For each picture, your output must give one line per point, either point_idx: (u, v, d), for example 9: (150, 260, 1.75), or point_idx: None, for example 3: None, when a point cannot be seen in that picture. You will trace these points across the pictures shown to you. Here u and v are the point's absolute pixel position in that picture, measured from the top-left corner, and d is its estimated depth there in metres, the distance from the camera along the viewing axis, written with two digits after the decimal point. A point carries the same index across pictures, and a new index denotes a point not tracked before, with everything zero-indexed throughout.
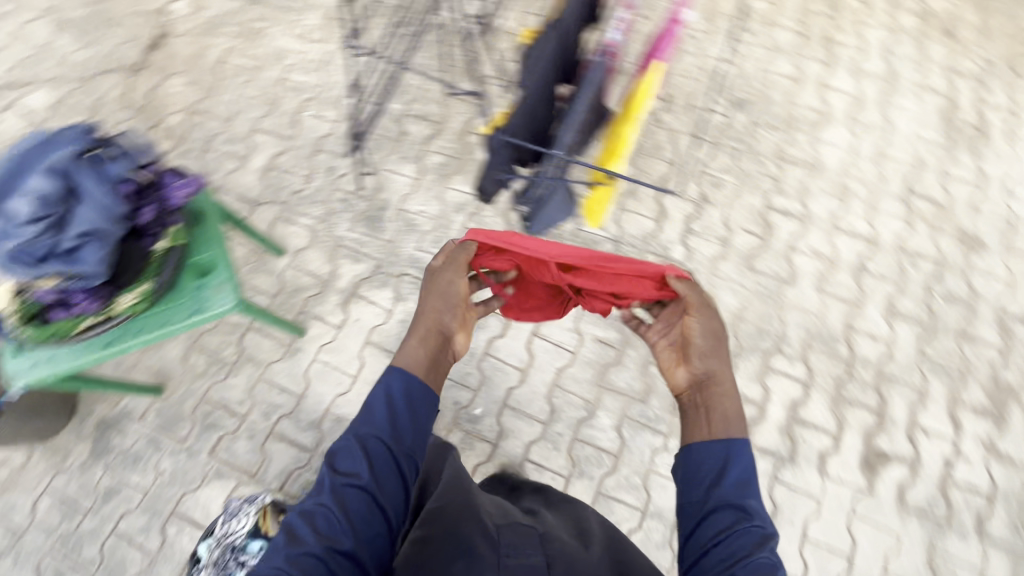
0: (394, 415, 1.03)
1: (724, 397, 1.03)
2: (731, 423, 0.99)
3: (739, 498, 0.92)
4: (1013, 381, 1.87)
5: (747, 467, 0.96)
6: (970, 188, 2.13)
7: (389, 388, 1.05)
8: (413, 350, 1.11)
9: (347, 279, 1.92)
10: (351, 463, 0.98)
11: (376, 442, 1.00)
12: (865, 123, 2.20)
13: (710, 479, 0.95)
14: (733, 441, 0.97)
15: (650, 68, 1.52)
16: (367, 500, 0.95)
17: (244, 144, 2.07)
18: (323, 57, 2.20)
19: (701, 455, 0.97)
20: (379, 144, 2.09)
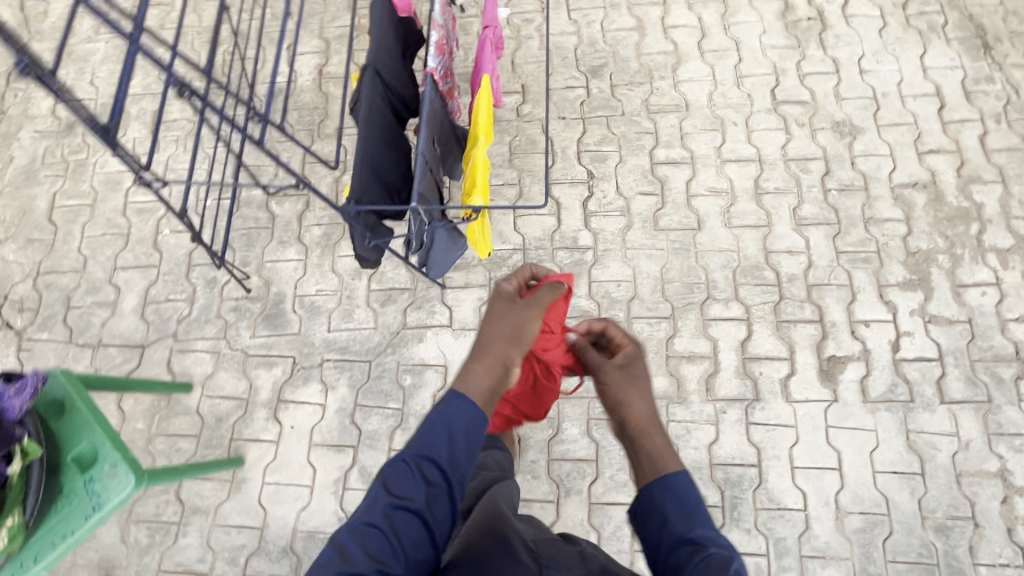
0: (454, 441, 0.99)
1: (653, 444, 1.01)
2: (665, 462, 0.98)
3: (687, 533, 0.91)
4: (924, 246, 1.94)
5: (688, 497, 0.95)
6: (829, 79, 2.16)
7: (452, 412, 0.99)
8: (480, 378, 1.03)
9: (268, 388, 1.79)
10: (409, 487, 0.95)
11: (433, 467, 0.97)
12: (716, 50, 2.21)
13: (660, 520, 0.93)
14: (669, 478, 0.97)
15: (482, 83, 1.41)
16: (418, 525, 0.93)
17: (108, 288, 1.88)
18: (162, 168, 2.03)
19: (646, 499, 0.96)
20: (253, 237, 1.95)
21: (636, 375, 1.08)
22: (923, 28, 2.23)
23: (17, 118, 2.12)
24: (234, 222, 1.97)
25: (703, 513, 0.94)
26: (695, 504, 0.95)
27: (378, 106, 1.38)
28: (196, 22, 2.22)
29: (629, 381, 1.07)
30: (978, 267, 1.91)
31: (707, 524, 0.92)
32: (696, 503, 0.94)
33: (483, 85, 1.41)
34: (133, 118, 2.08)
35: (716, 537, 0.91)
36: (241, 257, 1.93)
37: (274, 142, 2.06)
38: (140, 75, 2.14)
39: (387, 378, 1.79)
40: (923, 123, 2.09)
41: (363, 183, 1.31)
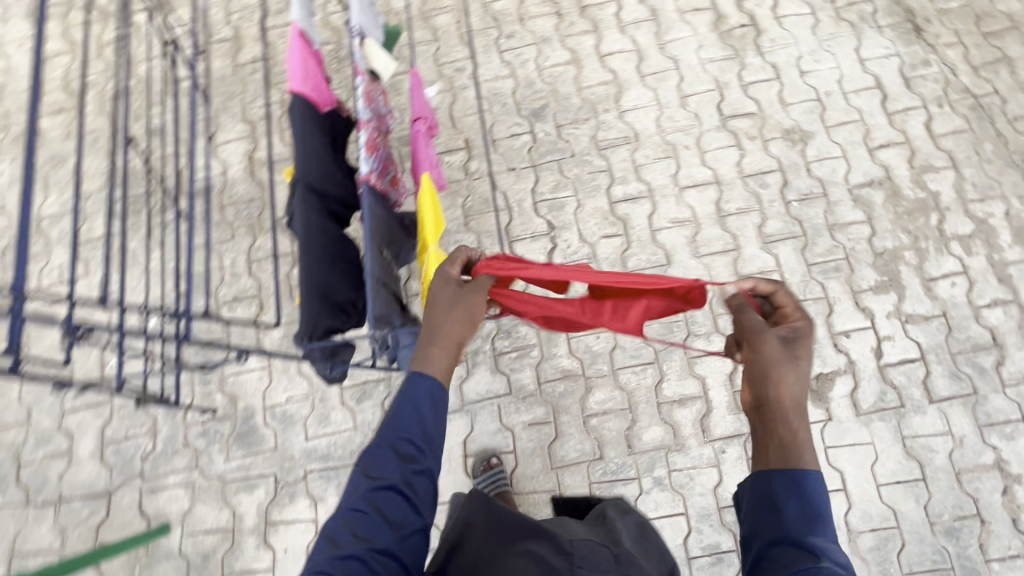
0: (424, 415, 0.97)
1: (789, 432, 0.89)
2: (806, 454, 0.88)
3: (802, 537, 0.82)
4: (890, 245, 1.94)
5: (817, 502, 0.84)
6: (772, 86, 2.13)
7: (414, 390, 0.97)
8: (439, 360, 1.01)
9: (252, 513, 1.68)
10: (388, 467, 0.93)
11: (407, 444, 0.95)
12: (655, 72, 2.14)
13: (771, 511, 0.85)
14: (799, 474, 0.86)
15: (421, 180, 1.32)
16: (400, 502, 0.91)
17: (60, 436, 1.74)
18: (96, 292, 1.87)
19: (760, 487, 0.87)
20: (210, 352, 1.83)
21: (798, 359, 0.92)
22: (854, 19, 2.21)
23: None
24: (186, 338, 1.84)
25: (827, 521, 0.83)
26: (822, 512, 0.84)
27: (317, 226, 1.29)
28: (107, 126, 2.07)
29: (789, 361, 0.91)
30: (944, 258, 1.92)
31: (828, 531, 0.83)
32: (825, 509, 0.84)
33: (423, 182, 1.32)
34: (56, 243, 1.92)
35: (834, 552, 0.81)
36: (200, 375, 1.81)
37: (214, 244, 1.93)
38: (54, 195, 1.98)
39: None
40: (869, 118, 2.08)
41: (314, 316, 1.22)
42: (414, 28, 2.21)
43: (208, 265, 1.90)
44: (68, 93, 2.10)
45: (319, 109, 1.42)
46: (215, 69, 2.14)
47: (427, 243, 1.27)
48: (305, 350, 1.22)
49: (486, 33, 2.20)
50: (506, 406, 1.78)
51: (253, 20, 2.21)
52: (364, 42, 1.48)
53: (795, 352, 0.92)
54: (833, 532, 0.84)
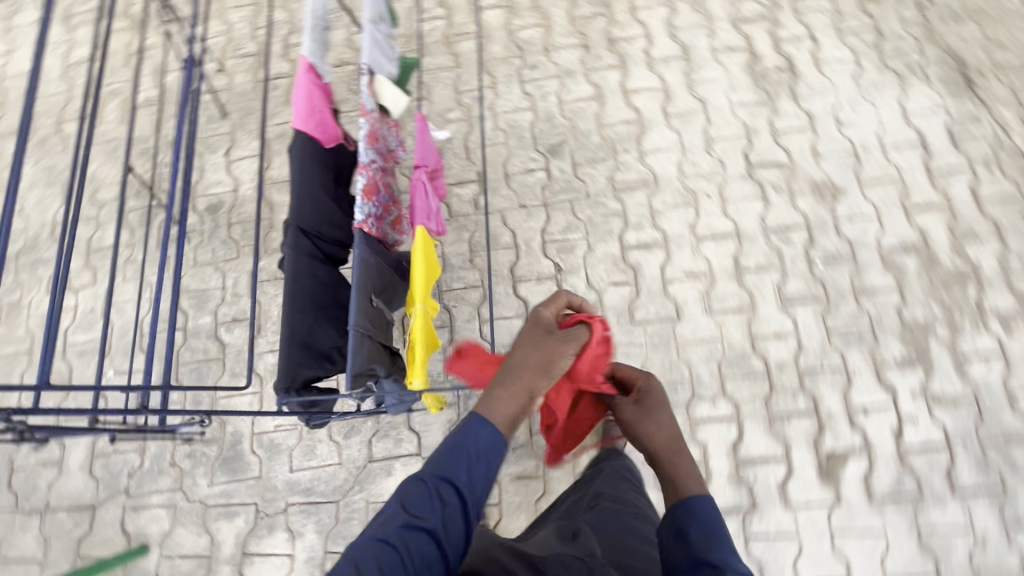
0: (475, 461, 0.95)
1: (678, 469, 1.11)
2: (690, 485, 1.08)
3: (705, 553, 0.95)
4: (921, 317, 1.80)
5: (712, 521, 1.01)
6: (805, 136, 2.01)
7: (469, 431, 0.97)
8: (506, 405, 1.01)
9: (230, 542, 1.66)
10: (426, 508, 0.91)
11: (451, 490, 0.93)
12: (681, 113, 2.05)
13: (680, 532, 1.00)
14: (693, 501, 1.04)
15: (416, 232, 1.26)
16: (431, 547, 0.89)
17: (53, 445, 1.75)
18: (102, 303, 1.89)
19: (673, 515, 1.04)
20: (204, 372, 1.82)
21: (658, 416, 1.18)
22: (900, 69, 2.08)
23: None
24: (183, 355, 1.84)
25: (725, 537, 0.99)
26: (718, 529, 1.00)
27: (306, 271, 1.26)
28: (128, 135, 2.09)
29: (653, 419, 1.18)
30: (980, 336, 1.77)
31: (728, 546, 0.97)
32: (722, 529, 0.99)
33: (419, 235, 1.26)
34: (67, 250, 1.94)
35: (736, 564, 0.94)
36: (192, 394, 1.80)
37: (219, 261, 1.93)
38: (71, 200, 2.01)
39: (356, 520, 1.67)
40: (908, 177, 1.95)
41: (291, 366, 1.18)
42: (436, 53, 2.17)
43: (211, 282, 1.90)
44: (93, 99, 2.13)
45: (323, 145, 1.38)
46: (236, 83, 2.14)
47: (414, 300, 1.20)
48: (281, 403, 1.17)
49: (509, 62, 2.14)
50: None
51: (278, 37, 2.20)
52: (375, 78, 1.42)
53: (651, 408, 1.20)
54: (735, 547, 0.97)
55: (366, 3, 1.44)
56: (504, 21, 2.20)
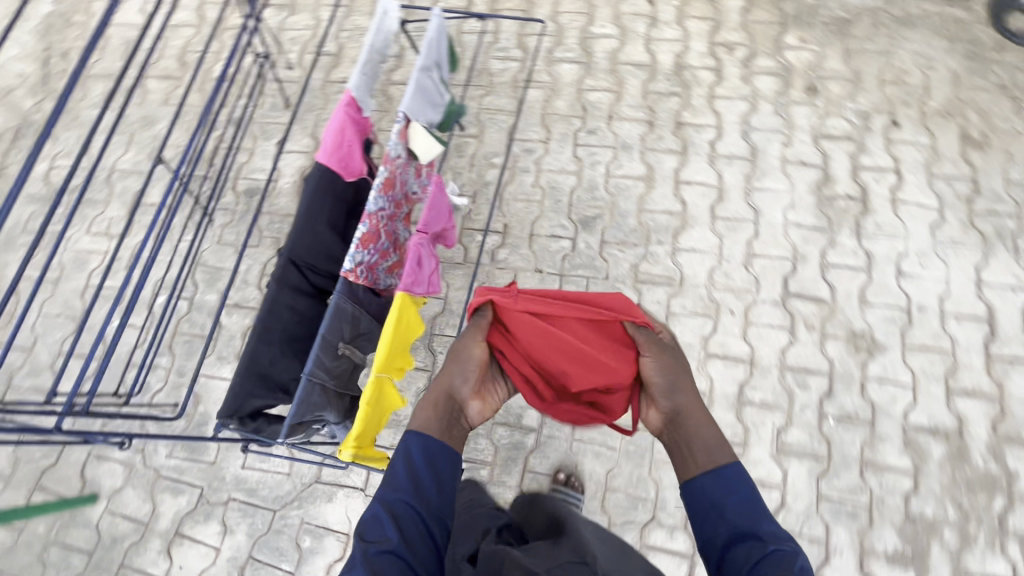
0: (417, 474, 1.08)
1: (698, 421, 1.13)
2: (718, 451, 1.08)
3: (746, 526, 1.00)
4: (930, 513, 1.61)
5: (745, 491, 1.04)
6: (856, 278, 1.84)
7: (408, 449, 1.10)
8: (425, 411, 1.15)
9: (168, 517, 1.71)
10: (380, 529, 1.01)
11: (401, 505, 1.04)
12: (729, 218, 1.93)
13: (716, 512, 1.03)
14: (725, 470, 1.06)
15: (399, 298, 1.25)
16: (399, 566, 0.98)
17: (48, 374, 1.87)
18: (130, 255, 2.01)
19: (699, 494, 1.05)
20: (195, 346, 1.89)
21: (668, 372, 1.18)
22: (988, 231, 1.87)
23: (10, 172, 2.13)
24: (183, 325, 1.92)
25: (757, 508, 1.02)
26: (751, 498, 1.03)
27: (286, 303, 1.27)
28: (199, 103, 2.20)
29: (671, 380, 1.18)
30: (993, 557, 1.56)
31: (755, 515, 1.01)
32: (752, 498, 1.03)
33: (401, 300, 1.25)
34: (116, 197, 2.07)
35: (768, 527, 0.99)
36: (179, 364, 1.88)
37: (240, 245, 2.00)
38: (133, 152, 2.14)
39: (285, 535, 1.67)
40: (963, 353, 1.74)
41: (241, 396, 1.19)
42: (500, 94, 2.15)
43: (228, 263, 1.98)
44: (180, 62, 2.26)
45: (342, 179, 1.40)
46: (306, 77, 2.20)
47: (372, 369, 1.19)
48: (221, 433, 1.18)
49: (569, 121, 2.09)
50: None
51: (358, 43, 2.26)
52: (410, 124, 1.41)
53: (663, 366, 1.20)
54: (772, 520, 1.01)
55: (422, 50, 1.44)
56: (576, 78, 2.15)
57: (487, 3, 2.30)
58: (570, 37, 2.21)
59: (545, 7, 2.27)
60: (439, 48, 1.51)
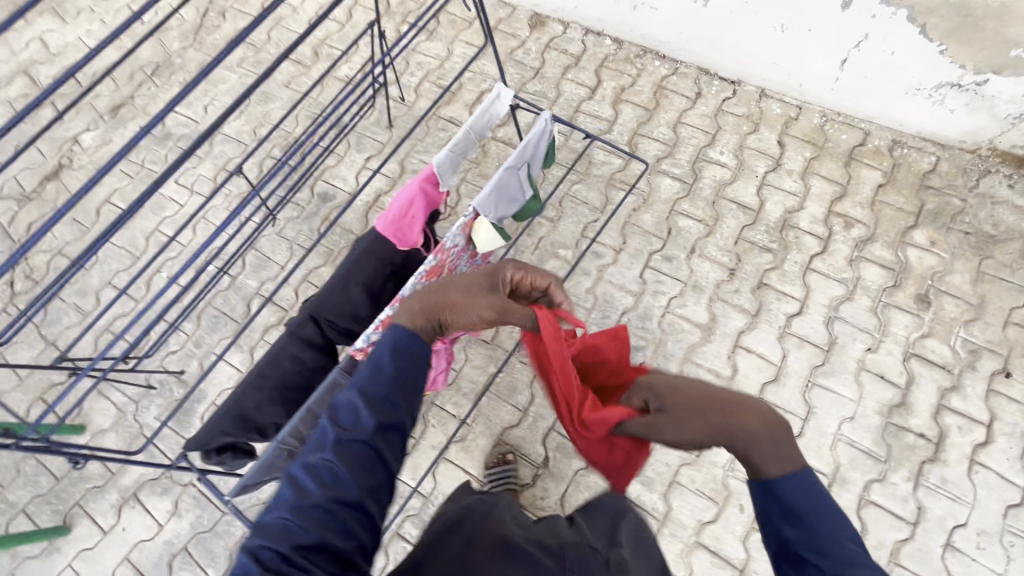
0: (405, 361, 0.91)
1: (770, 431, 0.83)
2: (774, 464, 0.80)
3: (815, 546, 0.75)
4: None
5: (803, 498, 0.78)
6: (894, 529, 1.61)
7: (392, 334, 0.94)
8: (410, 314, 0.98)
9: (132, 476, 1.77)
10: (357, 414, 0.86)
11: (379, 389, 0.88)
12: (776, 405, 1.75)
13: (777, 520, 0.79)
14: (793, 472, 0.80)
15: None
16: (371, 452, 0.84)
17: (91, 299, 1.99)
18: (200, 215, 2.11)
19: (762, 498, 0.81)
20: (220, 323, 1.96)
21: (677, 381, 0.92)
22: None
23: (138, 105, 2.30)
24: (218, 300, 1.99)
25: (820, 516, 0.77)
26: (813, 507, 0.77)
27: (292, 353, 1.29)
28: (314, 96, 2.29)
29: (682, 397, 0.89)
30: None
31: (818, 527, 0.76)
32: (808, 507, 0.78)
33: None
34: (211, 158, 2.19)
35: (837, 543, 0.75)
36: (201, 335, 1.95)
37: (297, 243, 2.05)
38: (241, 121, 2.25)
39: (222, 541, 1.68)
40: None
41: (213, 431, 1.21)
42: (591, 187, 2.07)
43: (279, 256, 2.03)
44: (313, 52, 2.36)
45: (395, 248, 1.38)
46: (417, 107, 2.23)
47: None
48: (179, 464, 1.19)
49: (648, 239, 1.98)
50: None
51: (477, 88, 2.27)
52: (478, 219, 1.35)
53: (669, 384, 0.93)
54: (851, 534, 0.76)
55: (517, 148, 1.39)
56: (673, 197, 2.04)
57: (614, 91, 2.24)
58: (683, 154, 2.11)
59: (669, 115, 2.18)
60: (537, 146, 1.44)
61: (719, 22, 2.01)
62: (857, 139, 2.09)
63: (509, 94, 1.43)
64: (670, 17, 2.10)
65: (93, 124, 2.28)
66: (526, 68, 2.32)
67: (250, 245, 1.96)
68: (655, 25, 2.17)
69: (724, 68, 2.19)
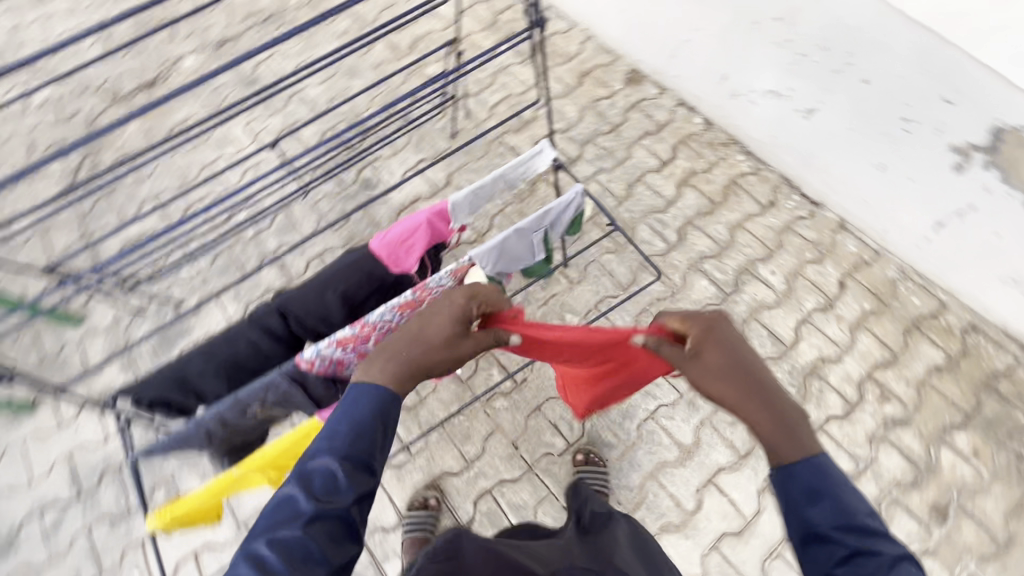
0: (384, 432, 0.90)
1: (783, 416, 0.87)
2: (789, 447, 0.85)
3: (843, 519, 0.78)
4: None
5: (824, 478, 0.82)
6: None
7: (374, 395, 0.91)
8: (385, 365, 0.93)
9: (103, 383, 1.86)
10: (331, 485, 0.85)
11: (355, 453, 0.87)
12: (729, 562, 1.58)
13: (801, 499, 0.81)
14: (812, 455, 0.84)
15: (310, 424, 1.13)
16: (345, 526, 0.84)
17: (133, 207, 2.11)
18: (253, 163, 2.19)
19: (784, 482, 0.84)
20: (230, 270, 2.02)
21: (716, 337, 0.92)
22: None
23: (241, 45, 2.43)
24: (237, 247, 2.06)
25: (841, 495, 0.80)
26: (835, 488, 0.81)
27: (249, 338, 1.30)
28: (395, 84, 2.32)
29: (719, 352, 0.91)
30: None
31: (840, 505, 0.79)
32: (830, 486, 0.81)
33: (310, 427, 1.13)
34: (283, 113, 2.27)
35: (857, 518, 0.78)
36: (210, 274, 2.02)
37: (326, 219, 2.10)
38: (322, 88, 2.32)
39: (150, 475, 1.73)
40: None
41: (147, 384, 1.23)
42: (623, 261, 1.97)
43: (306, 226, 2.08)
44: (410, 43, 2.39)
45: (386, 268, 1.34)
46: (484, 127, 2.22)
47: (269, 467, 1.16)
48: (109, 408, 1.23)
49: None
50: None
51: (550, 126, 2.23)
52: (473, 267, 1.26)
53: (708, 336, 0.92)
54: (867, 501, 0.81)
55: (538, 211, 1.32)
56: (703, 301, 1.90)
57: (684, 172, 2.12)
58: (731, 260, 1.96)
59: (732, 215, 2.04)
60: (562, 214, 1.37)
61: (815, 140, 1.84)
62: (929, 309, 1.86)
63: (552, 154, 1.37)
64: (765, 119, 1.95)
65: (198, 50, 2.43)
66: (604, 121, 2.25)
67: (281, 206, 2.01)
68: (749, 120, 2.02)
69: (808, 186, 2.02)
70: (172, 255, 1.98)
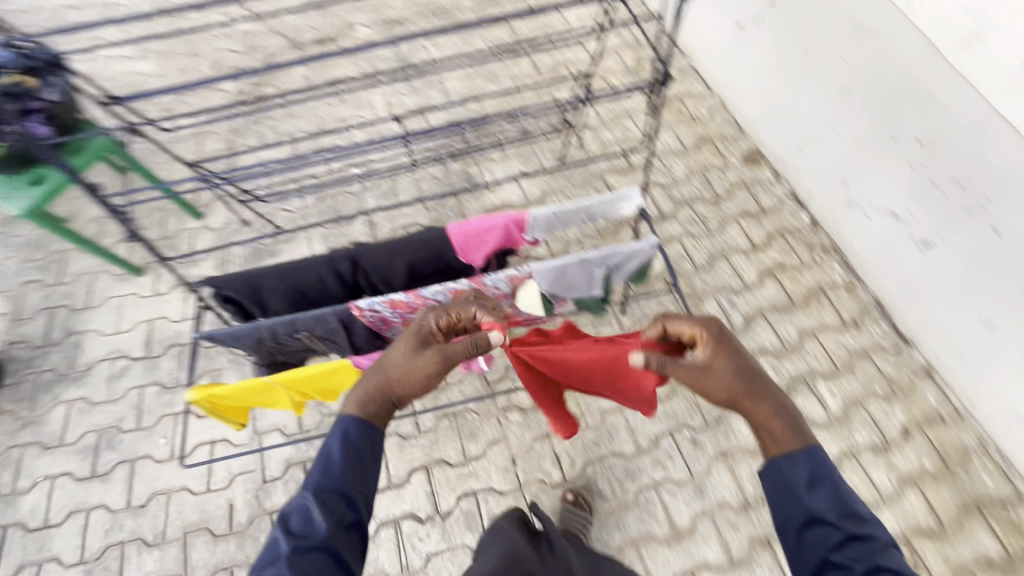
0: (356, 461, 1.00)
1: (786, 416, 0.94)
2: (790, 438, 0.92)
3: (837, 507, 0.85)
4: None
5: (822, 467, 0.89)
6: None
7: (342, 435, 1.02)
8: (360, 394, 1.06)
9: (198, 272, 2.13)
10: (308, 521, 0.93)
11: (327, 481, 0.97)
12: None
13: (801, 488, 0.88)
14: (811, 447, 0.91)
15: (342, 365, 1.24)
16: (327, 558, 0.91)
17: (273, 137, 2.41)
18: (380, 130, 2.42)
19: (785, 472, 0.90)
20: (328, 214, 2.25)
21: (723, 341, 0.97)
22: None
23: (407, 29, 2.70)
24: (341, 197, 2.29)
25: (838, 482, 0.87)
26: (831, 476, 0.88)
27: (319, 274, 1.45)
28: (525, 99, 2.46)
29: (730, 357, 0.96)
30: None
31: (836, 492, 0.86)
32: (828, 473, 0.88)
33: (342, 367, 1.25)
34: (420, 96, 2.49)
35: (853, 507, 0.85)
36: (311, 212, 2.26)
37: (423, 197, 2.27)
38: (461, 84, 2.52)
39: (204, 361, 1.95)
40: None
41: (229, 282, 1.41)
42: None
43: (404, 198, 2.27)
44: (551, 66, 2.54)
45: (454, 253, 1.44)
46: (592, 160, 2.30)
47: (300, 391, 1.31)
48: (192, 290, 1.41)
49: (691, 411, 1.80)
50: (250, 476, 1.77)
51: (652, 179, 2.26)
52: (529, 280, 1.33)
53: (711, 342, 0.97)
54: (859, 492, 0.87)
55: (607, 248, 1.36)
56: None
57: (772, 263, 2.06)
58: (791, 364, 1.87)
59: (807, 320, 1.95)
60: (629, 260, 1.40)
61: (921, 274, 1.73)
62: (999, 494, 1.66)
63: (639, 201, 1.41)
64: (876, 236, 1.85)
65: (371, 24, 2.74)
66: (709, 189, 2.24)
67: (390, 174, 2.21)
68: (859, 233, 1.93)
69: (902, 318, 1.89)
70: (288, 185, 2.24)
